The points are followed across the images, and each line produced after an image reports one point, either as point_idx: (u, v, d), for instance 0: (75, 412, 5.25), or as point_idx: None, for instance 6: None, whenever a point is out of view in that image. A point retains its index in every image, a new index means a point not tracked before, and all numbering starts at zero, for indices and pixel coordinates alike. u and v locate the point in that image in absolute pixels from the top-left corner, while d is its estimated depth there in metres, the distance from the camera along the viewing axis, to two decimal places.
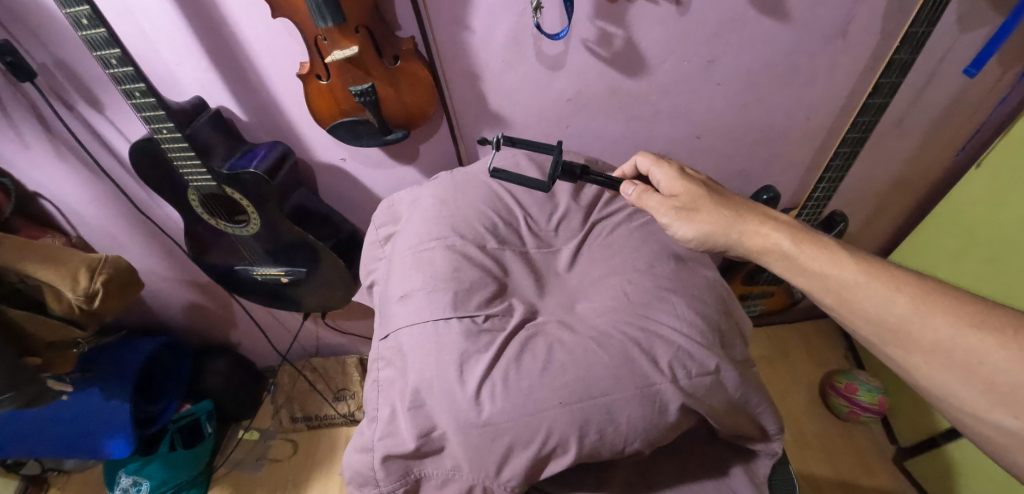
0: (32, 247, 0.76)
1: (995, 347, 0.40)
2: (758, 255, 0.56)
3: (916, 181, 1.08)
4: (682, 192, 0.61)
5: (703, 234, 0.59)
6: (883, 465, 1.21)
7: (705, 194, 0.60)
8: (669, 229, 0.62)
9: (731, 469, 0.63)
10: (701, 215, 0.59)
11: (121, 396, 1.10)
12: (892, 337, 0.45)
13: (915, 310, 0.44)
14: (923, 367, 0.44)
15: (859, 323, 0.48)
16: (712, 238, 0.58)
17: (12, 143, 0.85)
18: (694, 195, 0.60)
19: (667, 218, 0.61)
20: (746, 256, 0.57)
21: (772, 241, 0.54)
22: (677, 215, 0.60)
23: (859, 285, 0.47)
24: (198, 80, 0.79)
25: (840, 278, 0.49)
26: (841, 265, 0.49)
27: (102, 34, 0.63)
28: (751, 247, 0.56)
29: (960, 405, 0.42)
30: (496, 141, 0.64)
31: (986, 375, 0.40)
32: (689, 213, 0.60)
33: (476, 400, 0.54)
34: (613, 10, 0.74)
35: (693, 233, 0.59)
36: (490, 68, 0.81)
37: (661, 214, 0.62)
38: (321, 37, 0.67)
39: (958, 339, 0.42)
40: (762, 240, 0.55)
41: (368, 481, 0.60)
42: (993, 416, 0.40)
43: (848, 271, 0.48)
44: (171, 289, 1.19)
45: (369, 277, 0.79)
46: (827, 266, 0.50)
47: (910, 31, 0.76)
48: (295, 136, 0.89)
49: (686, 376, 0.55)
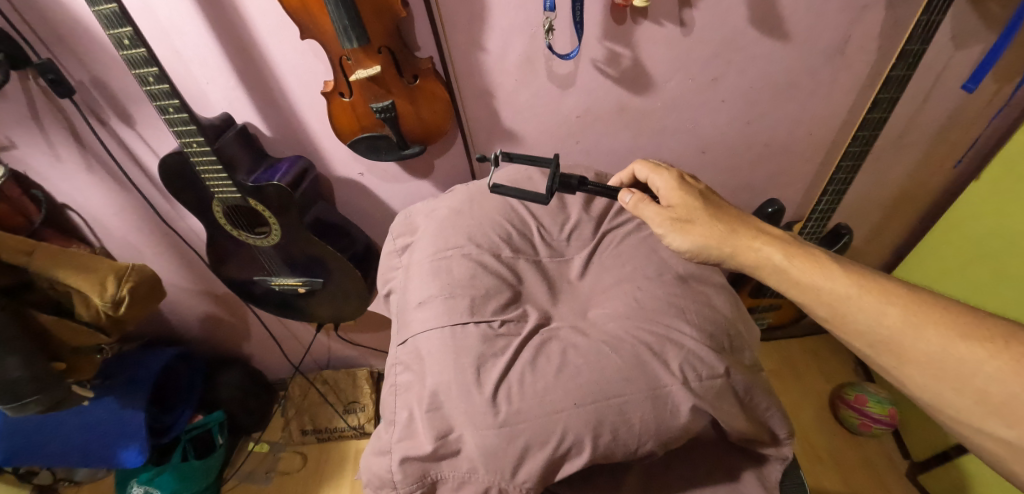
0: (65, 256, 0.79)
1: (984, 357, 0.41)
2: (750, 268, 0.58)
3: (918, 195, 1.10)
4: (679, 204, 0.63)
5: (698, 245, 0.60)
6: (896, 480, 1.20)
7: (701, 207, 0.62)
8: (665, 240, 0.64)
9: (743, 474, 0.64)
10: (696, 227, 0.61)
11: (136, 405, 1.11)
12: (883, 347, 0.47)
13: (906, 322, 0.46)
14: (916, 379, 0.45)
15: (851, 335, 0.49)
16: (706, 250, 0.60)
17: (45, 156, 0.89)
18: (690, 207, 0.62)
19: (663, 229, 0.63)
20: (739, 269, 0.59)
21: (763, 255, 0.56)
22: (673, 226, 0.62)
23: (851, 298, 0.49)
24: (226, 98, 0.83)
25: (832, 291, 0.50)
26: (832, 278, 0.50)
27: (142, 54, 0.68)
28: (744, 260, 0.58)
29: (955, 414, 0.43)
30: (494, 157, 0.63)
31: (979, 385, 0.41)
32: (685, 226, 0.62)
33: (494, 402, 0.56)
34: (621, 31, 0.78)
35: (689, 245, 0.61)
36: (503, 86, 0.85)
37: (657, 224, 0.64)
38: (346, 57, 0.71)
39: (949, 350, 0.43)
40: (754, 254, 0.57)
41: (385, 484, 0.62)
42: (988, 426, 0.41)
43: (839, 284, 0.50)
44: (188, 299, 1.22)
45: (386, 286, 0.81)
46: (818, 279, 0.51)
47: (906, 49, 0.79)
48: (315, 151, 0.93)
49: (697, 378, 0.57)
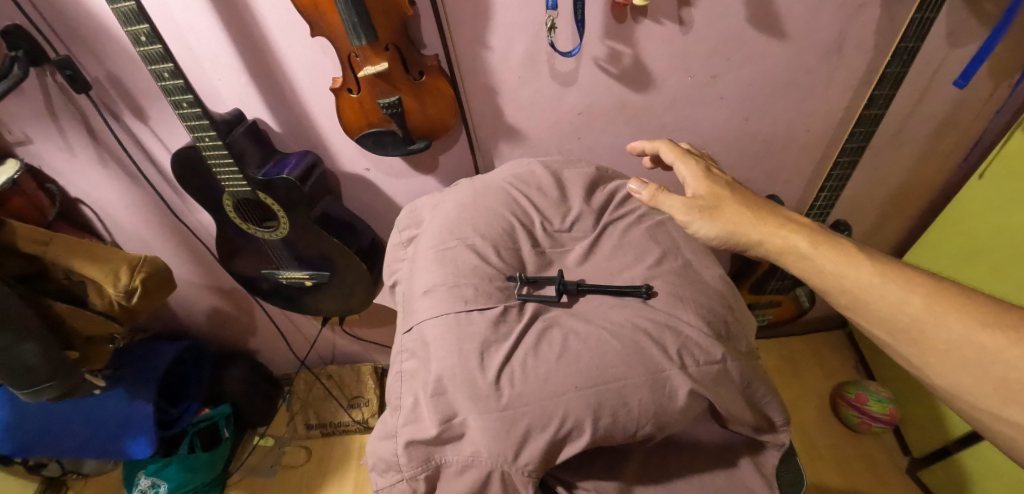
0: (80, 247, 0.82)
1: (1007, 345, 0.41)
2: (777, 256, 0.56)
3: (916, 192, 1.11)
4: (705, 193, 0.61)
5: (725, 232, 0.58)
6: (896, 476, 1.21)
7: (728, 195, 0.61)
8: (689, 228, 0.61)
9: (740, 461, 0.65)
10: (723, 215, 0.59)
11: (144, 397, 1.13)
12: (905, 335, 0.46)
13: (927, 310, 0.45)
14: (936, 367, 0.45)
15: (871, 322, 0.49)
16: (732, 237, 0.58)
17: (60, 151, 0.92)
18: (716, 196, 0.61)
19: (688, 217, 0.60)
20: (765, 258, 0.57)
21: (790, 242, 0.54)
22: (700, 214, 0.60)
23: (873, 285, 0.48)
24: (238, 94, 0.86)
25: (855, 278, 0.49)
26: (856, 265, 0.50)
27: (158, 50, 0.70)
28: (770, 248, 0.56)
29: (971, 403, 0.43)
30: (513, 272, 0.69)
31: (999, 373, 0.41)
32: (711, 212, 0.60)
33: (497, 386, 0.58)
34: (621, 29, 0.81)
35: (715, 232, 0.59)
36: (507, 83, 0.87)
37: (681, 212, 0.61)
38: (355, 54, 0.73)
39: (970, 337, 0.43)
40: (781, 240, 0.55)
41: (391, 467, 0.63)
42: (1006, 412, 0.41)
43: (862, 271, 0.49)
44: (196, 294, 1.24)
45: (392, 277, 0.83)
46: (842, 267, 0.50)
47: (900, 47, 0.81)
48: (323, 147, 0.95)
49: (694, 363, 0.58)
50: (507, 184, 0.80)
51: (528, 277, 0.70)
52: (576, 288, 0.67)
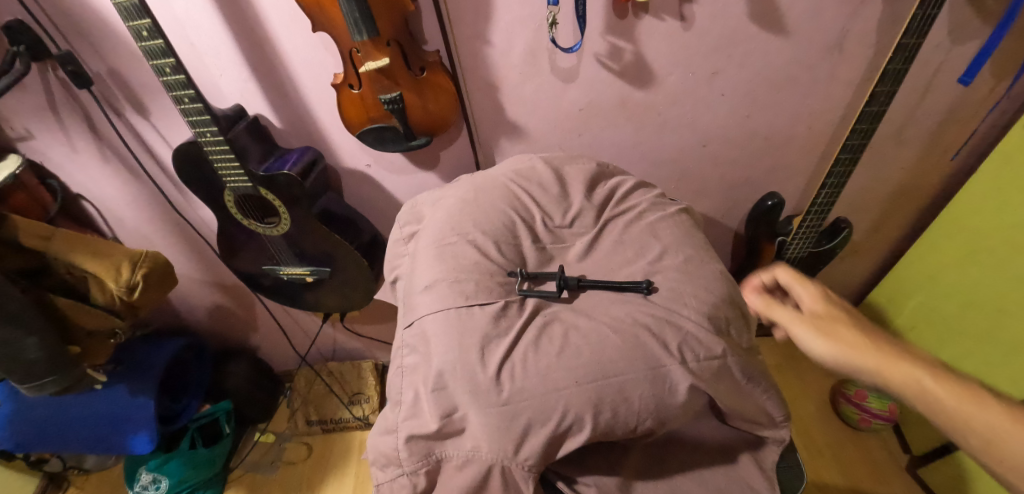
0: (81, 242, 0.82)
1: None
2: (900, 393, 0.50)
3: (917, 190, 1.11)
4: (823, 312, 0.58)
5: (841, 354, 0.53)
6: (896, 474, 1.21)
7: (845, 320, 0.57)
8: (801, 346, 0.58)
9: (739, 457, 0.65)
10: (839, 335, 0.55)
11: (145, 393, 1.14)
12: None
13: None
14: None
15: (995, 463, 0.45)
16: (849, 364, 0.53)
17: (62, 146, 0.92)
18: (833, 317, 0.57)
19: (801, 330, 0.57)
20: (888, 395, 0.52)
21: (916, 377, 0.49)
22: (815, 330, 0.56)
23: (999, 425, 0.45)
24: (239, 89, 0.86)
25: (979, 417, 0.46)
26: (985, 408, 0.46)
27: (160, 45, 0.70)
28: (893, 383, 0.50)
29: None
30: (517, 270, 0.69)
31: None
32: (827, 331, 0.56)
33: (497, 381, 0.58)
34: (622, 25, 0.81)
35: (829, 353, 0.54)
36: (508, 79, 0.87)
37: (796, 327, 0.58)
38: (356, 49, 0.73)
39: None
40: (906, 375, 0.50)
41: (391, 462, 0.63)
42: None
43: (991, 414, 0.45)
44: (197, 290, 1.24)
45: (392, 273, 0.83)
46: (972, 411, 0.46)
47: (902, 43, 0.80)
48: (324, 143, 0.95)
49: (694, 359, 0.58)
50: (508, 180, 0.80)
51: (528, 273, 0.70)
52: (577, 283, 0.67)
